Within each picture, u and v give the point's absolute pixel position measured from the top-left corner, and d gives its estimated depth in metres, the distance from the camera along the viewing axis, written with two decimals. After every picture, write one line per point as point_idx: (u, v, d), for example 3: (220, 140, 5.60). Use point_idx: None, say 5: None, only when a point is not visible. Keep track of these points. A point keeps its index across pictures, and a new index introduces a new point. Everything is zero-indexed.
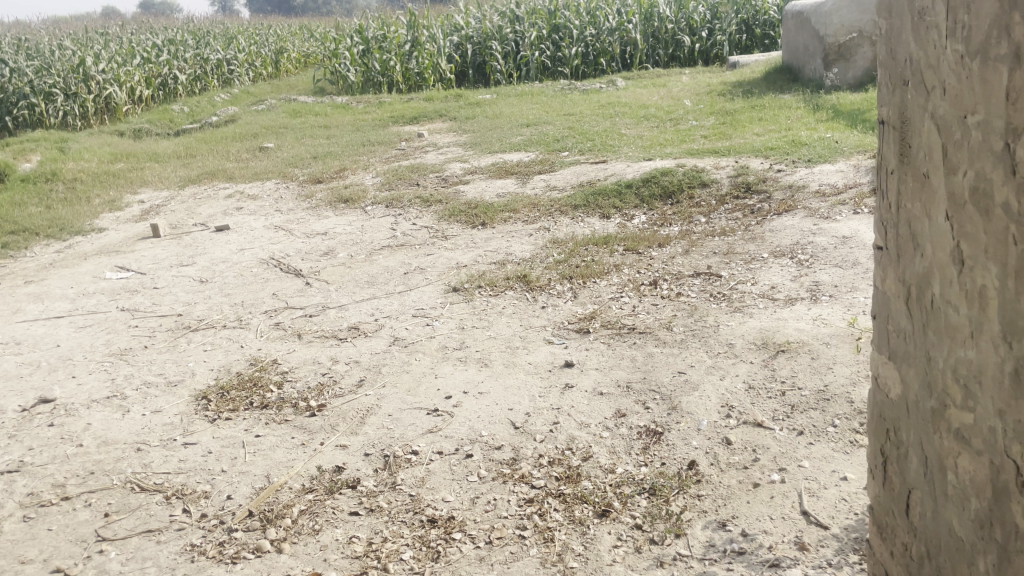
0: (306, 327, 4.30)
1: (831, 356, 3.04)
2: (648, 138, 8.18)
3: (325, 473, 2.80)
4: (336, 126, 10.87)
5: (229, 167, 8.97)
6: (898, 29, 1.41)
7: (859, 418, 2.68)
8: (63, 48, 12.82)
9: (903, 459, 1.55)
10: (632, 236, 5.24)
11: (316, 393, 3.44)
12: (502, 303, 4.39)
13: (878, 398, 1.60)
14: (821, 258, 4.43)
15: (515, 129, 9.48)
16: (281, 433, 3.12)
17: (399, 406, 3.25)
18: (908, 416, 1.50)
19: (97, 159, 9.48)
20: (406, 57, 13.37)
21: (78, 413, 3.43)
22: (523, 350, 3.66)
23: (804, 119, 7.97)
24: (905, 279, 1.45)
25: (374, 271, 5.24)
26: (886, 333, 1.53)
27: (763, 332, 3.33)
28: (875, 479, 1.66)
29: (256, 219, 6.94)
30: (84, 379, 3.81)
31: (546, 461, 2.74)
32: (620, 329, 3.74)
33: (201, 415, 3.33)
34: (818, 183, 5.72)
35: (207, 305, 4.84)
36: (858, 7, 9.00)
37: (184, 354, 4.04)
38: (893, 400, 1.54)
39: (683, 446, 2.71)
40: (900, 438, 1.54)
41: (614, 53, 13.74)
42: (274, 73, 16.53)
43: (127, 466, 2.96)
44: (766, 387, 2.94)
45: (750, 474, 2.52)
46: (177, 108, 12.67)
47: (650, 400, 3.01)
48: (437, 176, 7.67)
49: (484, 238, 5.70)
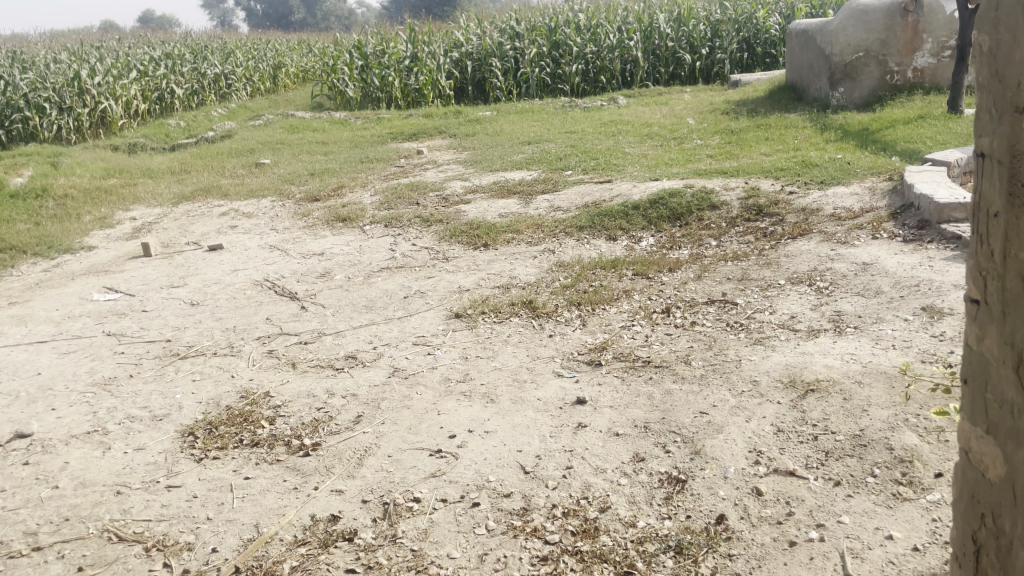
0: (300, 355, 4.08)
1: (865, 396, 2.83)
2: (652, 156, 8.02)
3: (319, 523, 2.58)
4: (335, 142, 10.69)
5: (224, 183, 8.76)
6: (1011, 45, 1.27)
7: (901, 468, 2.47)
8: (59, 62, 12.63)
9: (1005, 549, 1.43)
10: (641, 260, 5.03)
11: (310, 430, 3.22)
12: (506, 330, 4.17)
13: (970, 475, 1.49)
14: (841, 285, 4.24)
15: (516, 147, 9.31)
16: (273, 475, 2.90)
17: (400, 446, 3.02)
18: (1013, 503, 1.38)
19: (89, 175, 9.25)
20: (405, 73, 13.18)
21: (55, 450, 3.21)
22: (531, 384, 3.44)
23: (812, 139, 7.80)
24: (1016, 342, 1.31)
25: (373, 294, 5.04)
26: (985, 402, 1.41)
27: (789, 368, 3.12)
28: (964, 564, 1.57)
29: (251, 238, 6.71)
30: (64, 411, 3.58)
31: (560, 512, 2.52)
32: (633, 361, 3.53)
33: (187, 453, 3.11)
34: (833, 207, 5.53)
35: (197, 330, 4.61)
36: (865, 26, 8.70)
37: (172, 384, 3.81)
38: (993, 482, 1.42)
39: (709, 497, 2.50)
40: (1001, 525, 1.43)
41: (614, 71, 13.59)
42: (272, 87, 16.36)
43: (105, 512, 2.74)
44: (797, 431, 2.73)
45: (785, 531, 2.31)
46: (172, 123, 12.47)
47: (671, 443, 2.80)
48: (437, 195, 7.45)
49: (487, 260, 5.49)
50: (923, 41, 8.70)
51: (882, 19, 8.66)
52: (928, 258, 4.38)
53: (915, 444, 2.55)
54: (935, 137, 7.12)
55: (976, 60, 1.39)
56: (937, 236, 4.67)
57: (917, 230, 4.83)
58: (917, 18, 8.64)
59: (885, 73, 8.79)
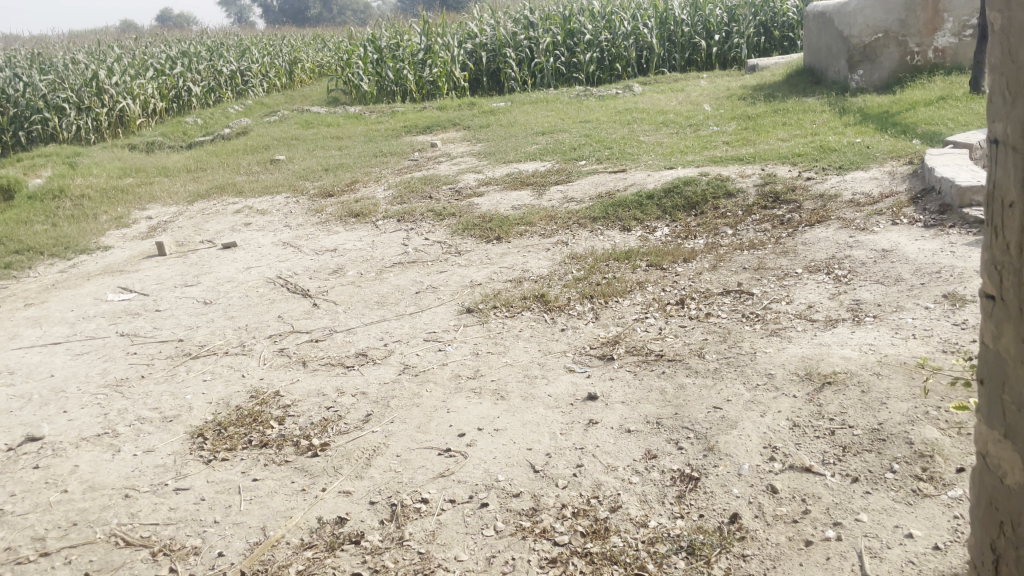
0: (311, 353, 4.06)
1: (884, 388, 2.75)
2: (668, 144, 7.91)
3: (326, 526, 2.56)
4: (349, 137, 10.67)
5: (239, 180, 8.76)
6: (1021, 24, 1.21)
7: (922, 463, 2.39)
8: (77, 62, 12.69)
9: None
10: (655, 251, 4.96)
11: (319, 430, 3.19)
12: (518, 325, 4.12)
13: (987, 481, 1.42)
14: (859, 273, 4.14)
15: (531, 138, 9.23)
16: (281, 476, 2.88)
17: (408, 445, 2.98)
18: None
19: (105, 175, 9.28)
20: (419, 66, 13.11)
21: (65, 453, 3.20)
22: (542, 380, 3.38)
23: (831, 123, 7.66)
24: None
25: (385, 289, 5.00)
26: (1002, 404, 1.34)
27: (806, 360, 3.04)
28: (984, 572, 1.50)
29: (264, 235, 6.71)
30: (75, 413, 3.58)
31: (570, 512, 2.47)
32: (646, 355, 3.46)
33: (196, 455, 3.10)
34: (851, 192, 5.41)
35: (209, 329, 4.60)
36: (883, 7, 8.53)
37: (183, 385, 3.80)
38: (1011, 488, 1.36)
39: (723, 495, 2.44)
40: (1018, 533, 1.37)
41: (629, 58, 13.45)
42: (288, 83, 16.37)
43: (113, 516, 2.73)
44: (813, 425, 2.65)
45: (801, 530, 2.25)
46: (189, 121, 12.51)
47: (684, 440, 2.74)
48: (450, 188, 7.40)
49: (500, 254, 5.44)
50: (944, 20, 8.51)
51: None
52: (950, 243, 4.27)
53: (936, 438, 2.46)
54: (958, 119, 6.96)
55: (990, 39, 1.32)
56: (959, 221, 4.55)
57: (939, 215, 4.71)
58: None
59: (905, 54, 8.62)
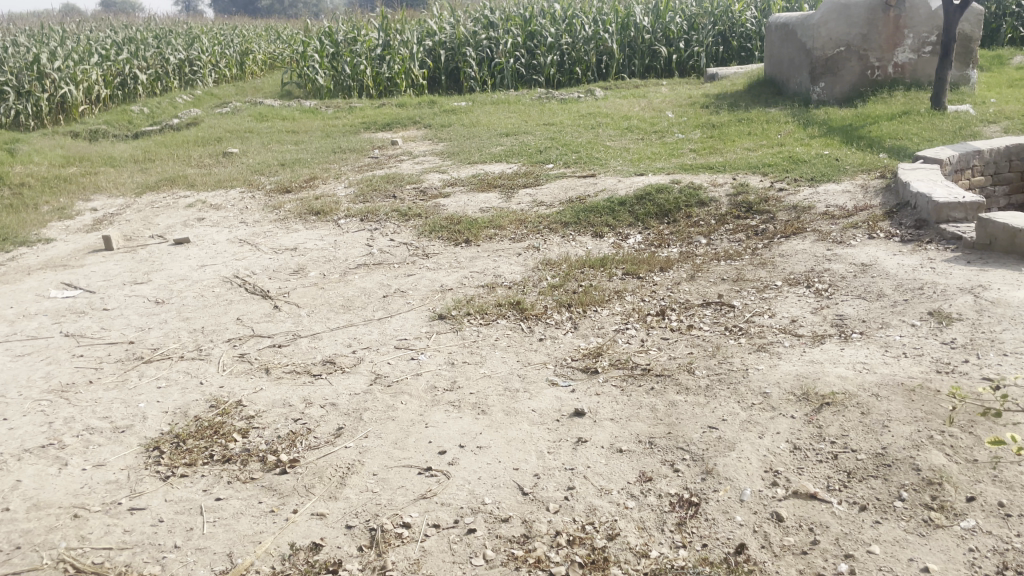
0: (275, 360, 3.82)
1: (884, 410, 2.66)
2: (635, 150, 7.81)
3: (299, 552, 2.38)
4: (304, 132, 10.33)
5: (191, 173, 8.39)
6: None
7: (930, 491, 2.32)
8: (18, 44, 12.06)
9: None
10: (631, 258, 4.84)
11: (286, 444, 2.97)
12: (494, 333, 3.95)
13: None
14: (841, 287, 4.08)
15: (493, 139, 9.06)
16: (247, 496, 2.67)
17: (385, 463, 2.79)
18: None
19: (47, 163, 8.83)
20: (376, 62, 12.82)
21: (6, 467, 2.93)
22: (524, 394, 3.21)
23: (795, 135, 7.66)
24: None
25: (350, 292, 4.77)
26: None
27: (801, 379, 2.94)
28: None
29: (219, 231, 6.40)
30: (16, 421, 3.29)
31: (565, 540, 2.33)
32: (632, 369, 3.33)
33: (152, 470, 2.86)
34: (825, 204, 5.38)
35: (162, 331, 4.32)
36: (846, 21, 8.53)
37: (135, 392, 3.53)
38: None
39: (726, 523, 2.33)
40: None
41: (590, 62, 13.32)
42: (238, 74, 15.86)
43: (61, 538, 2.48)
44: (815, 448, 2.56)
45: (811, 562, 2.16)
46: (136, 109, 12.00)
47: (679, 461, 2.62)
48: (414, 188, 7.18)
49: (469, 258, 5.25)
50: (905, 36, 8.60)
51: (864, 14, 8.48)
52: (929, 259, 4.24)
53: (943, 465, 2.39)
54: (921, 134, 7.02)
55: None
56: (936, 236, 4.55)
57: (915, 229, 4.70)
58: (899, 13, 8.52)
59: (867, 68, 8.68)
